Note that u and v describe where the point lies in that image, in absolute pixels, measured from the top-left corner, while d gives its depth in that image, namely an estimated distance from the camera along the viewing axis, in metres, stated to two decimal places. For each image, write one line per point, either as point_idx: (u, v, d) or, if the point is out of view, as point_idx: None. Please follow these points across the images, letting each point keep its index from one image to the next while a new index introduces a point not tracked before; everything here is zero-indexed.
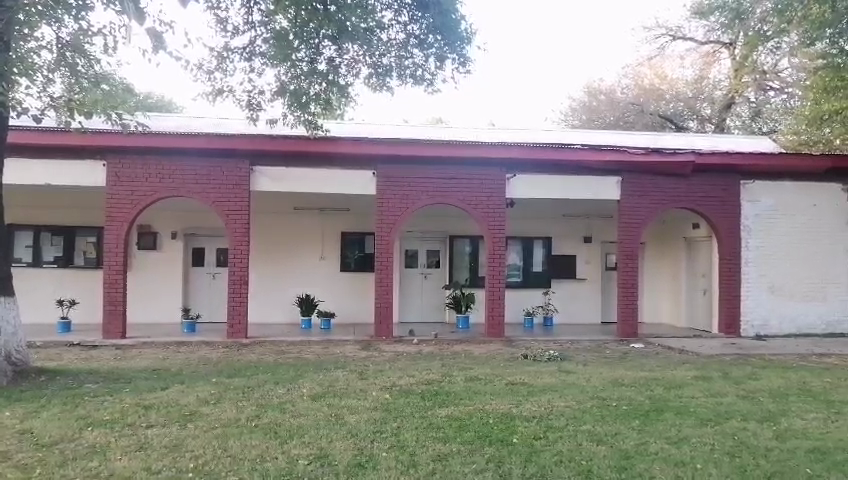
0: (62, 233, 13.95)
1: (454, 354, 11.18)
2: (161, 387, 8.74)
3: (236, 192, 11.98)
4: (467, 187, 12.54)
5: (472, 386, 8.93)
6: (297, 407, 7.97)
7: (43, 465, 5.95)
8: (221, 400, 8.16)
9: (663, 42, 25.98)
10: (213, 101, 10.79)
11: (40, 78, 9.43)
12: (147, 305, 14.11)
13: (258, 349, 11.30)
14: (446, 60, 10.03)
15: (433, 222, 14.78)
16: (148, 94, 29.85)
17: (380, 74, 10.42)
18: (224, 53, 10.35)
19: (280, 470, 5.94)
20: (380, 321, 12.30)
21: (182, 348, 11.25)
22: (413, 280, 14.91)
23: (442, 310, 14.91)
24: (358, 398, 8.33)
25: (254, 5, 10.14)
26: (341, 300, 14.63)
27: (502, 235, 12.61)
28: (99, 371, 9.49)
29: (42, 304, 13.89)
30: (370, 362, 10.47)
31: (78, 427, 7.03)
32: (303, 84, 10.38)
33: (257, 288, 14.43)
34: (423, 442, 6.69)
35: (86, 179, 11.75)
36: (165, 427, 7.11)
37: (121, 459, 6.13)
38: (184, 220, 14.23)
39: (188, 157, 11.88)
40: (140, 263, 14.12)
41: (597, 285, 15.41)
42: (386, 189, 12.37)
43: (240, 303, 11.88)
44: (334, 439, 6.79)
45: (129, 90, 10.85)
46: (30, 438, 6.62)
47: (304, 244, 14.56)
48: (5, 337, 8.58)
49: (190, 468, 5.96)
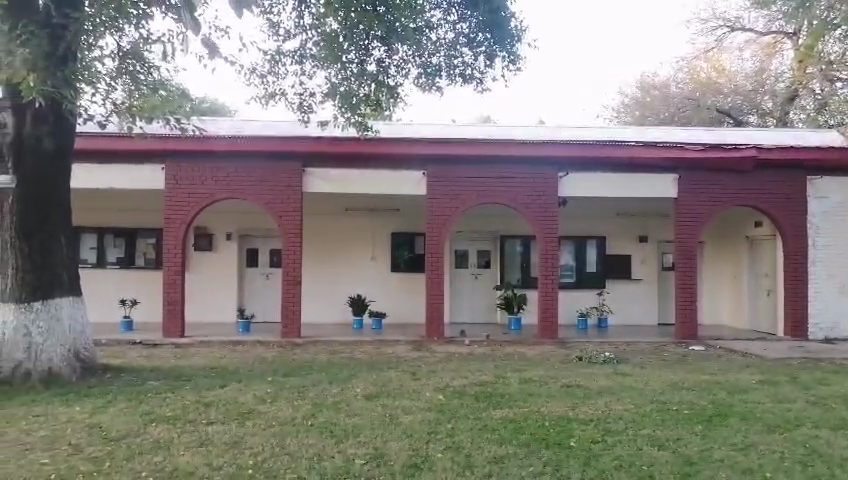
0: (124, 234, 14.46)
1: (507, 355, 11.08)
2: (220, 385, 8.95)
3: (289, 192, 12.15)
4: (518, 186, 12.40)
5: (527, 388, 8.82)
6: (352, 406, 8.02)
7: (112, 458, 6.14)
8: (277, 399, 8.27)
9: (720, 34, 25.13)
10: (266, 104, 10.99)
11: (102, 86, 9.69)
12: (204, 305, 14.48)
13: (311, 348, 11.44)
14: (495, 58, 9.91)
15: (483, 221, 14.70)
16: (204, 100, 30.95)
17: (429, 73, 10.41)
18: (276, 57, 10.52)
19: (337, 469, 5.97)
20: (431, 321, 12.29)
21: (237, 347, 11.49)
22: (464, 280, 14.86)
23: (492, 310, 14.79)
24: (412, 399, 8.33)
25: (305, 9, 10.27)
26: (391, 300, 14.69)
27: (554, 235, 12.43)
28: (160, 368, 9.78)
29: (106, 303, 14.43)
30: (423, 362, 10.46)
31: (143, 422, 7.25)
32: (353, 85, 10.47)
33: (310, 288, 14.63)
34: (479, 444, 6.64)
35: (147, 182, 12.13)
36: (225, 424, 7.26)
37: (184, 455, 6.29)
38: (238, 222, 14.53)
39: (242, 159, 12.10)
40: (198, 264, 14.50)
41: (652, 286, 15.02)
42: (438, 188, 12.35)
43: (293, 303, 12.06)
44: (389, 439, 6.81)
45: (185, 95, 11.09)
46: (99, 432, 6.86)
47: (354, 244, 14.68)
48: (74, 335, 8.92)
49: (250, 465, 6.07)
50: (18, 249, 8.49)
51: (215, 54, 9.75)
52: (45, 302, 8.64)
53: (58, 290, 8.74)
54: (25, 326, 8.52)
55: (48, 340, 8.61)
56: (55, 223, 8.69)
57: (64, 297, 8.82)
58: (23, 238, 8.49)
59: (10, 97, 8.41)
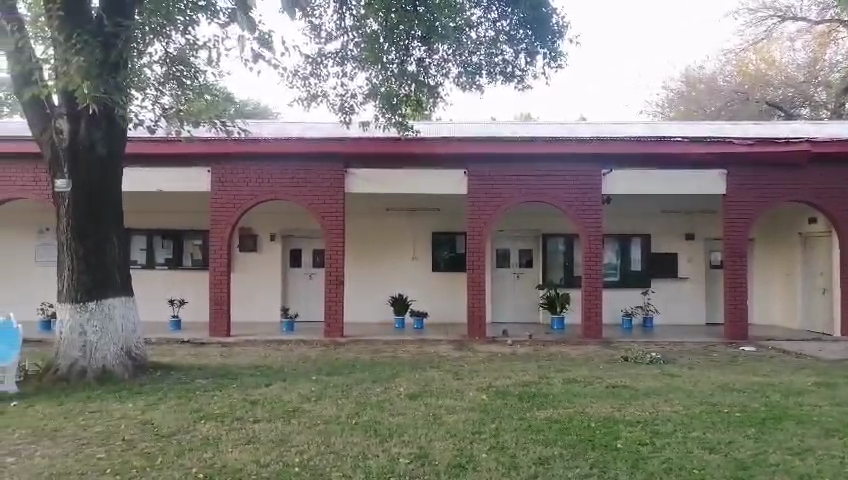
0: (173, 236, 14.84)
1: (550, 355, 10.97)
2: (266, 383, 9.10)
3: (331, 193, 12.28)
4: (561, 184, 12.26)
5: (571, 388, 8.71)
6: (395, 405, 8.05)
7: (163, 454, 6.30)
8: (321, 398, 8.38)
9: (770, 24, 24.38)
10: (308, 106, 11.14)
11: (151, 91, 10.03)
12: (249, 305, 14.76)
13: (353, 347, 11.53)
14: (536, 55, 9.82)
15: (525, 220, 14.59)
16: (249, 103, 31.69)
17: (469, 72, 10.37)
18: (317, 59, 10.66)
19: (382, 468, 6.01)
20: (473, 321, 12.25)
21: (282, 346, 11.66)
22: (506, 279, 14.77)
23: (535, 310, 14.65)
24: (455, 399, 8.32)
25: (346, 10, 10.36)
26: (433, 300, 14.71)
27: (598, 234, 12.25)
28: (208, 367, 10.00)
29: (156, 303, 14.84)
30: (465, 362, 10.44)
31: (193, 419, 7.43)
32: (393, 85, 10.50)
33: (352, 288, 14.75)
34: (523, 444, 6.59)
35: (194, 185, 12.43)
36: (271, 422, 7.37)
37: (232, 452, 6.41)
38: (282, 223, 14.75)
39: (285, 161, 12.29)
40: (243, 264, 14.78)
41: (700, 284, 14.65)
42: (480, 187, 12.31)
43: (336, 302, 12.19)
44: (433, 438, 6.82)
45: (229, 98, 11.34)
46: (151, 429, 7.05)
47: (396, 244, 14.74)
48: (126, 334, 9.17)
49: (296, 462, 6.15)
50: (73, 250, 8.81)
51: (258, 58, 9.96)
52: (99, 301, 8.93)
53: (110, 290, 9.01)
54: (80, 326, 8.84)
55: (102, 338, 8.90)
56: (107, 225, 8.96)
57: (117, 297, 9.10)
58: (78, 240, 8.80)
59: (65, 104, 8.70)
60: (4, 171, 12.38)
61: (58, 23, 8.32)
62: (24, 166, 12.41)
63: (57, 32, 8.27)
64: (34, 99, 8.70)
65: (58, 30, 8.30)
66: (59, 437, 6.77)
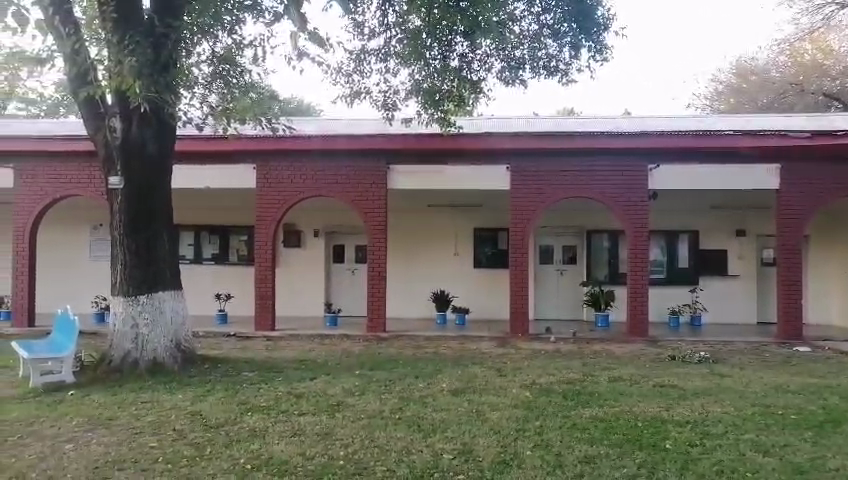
0: (219, 232, 15.16)
1: (595, 353, 10.79)
2: (310, 377, 9.21)
3: (373, 190, 12.35)
4: (606, 180, 12.05)
5: (617, 387, 8.56)
6: (438, 401, 8.06)
7: (212, 444, 6.44)
8: (365, 392, 8.43)
9: (828, 12, 23.44)
10: (351, 103, 11.22)
11: (199, 90, 10.22)
12: (293, 299, 14.97)
13: (395, 343, 11.57)
14: (580, 49, 9.64)
15: (569, 216, 14.42)
16: (294, 102, 32.22)
17: (512, 67, 10.29)
18: (360, 56, 10.71)
19: (425, 463, 6.01)
20: (515, 317, 12.15)
21: (325, 341, 11.80)
22: (549, 276, 14.61)
23: (578, 307, 14.46)
24: (498, 395, 8.26)
25: (389, 7, 10.39)
26: (475, 296, 14.66)
27: (645, 230, 12.00)
28: (254, 361, 10.18)
29: (203, 297, 15.19)
30: (508, 359, 10.37)
31: (239, 411, 7.56)
32: (436, 82, 10.51)
33: (394, 284, 14.82)
34: (568, 442, 6.50)
35: (240, 181, 12.66)
36: (315, 416, 7.46)
37: (278, 444, 6.50)
38: (325, 219, 14.91)
39: (328, 158, 12.41)
40: (287, 260, 15.00)
41: (751, 282, 14.21)
42: (523, 183, 12.19)
43: (378, 298, 12.26)
44: (476, 435, 6.79)
45: (274, 96, 11.54)
46: (199, 420, 7.20)
47: (438, 241, 14.74)
48: (175, 327, 9.42)
49: (341, 456, 6.20)
50: (125, 246, 9.07)
51: (303, 56, 10.09)
52: (149, 295, 9.17)
53: (160, 285, 9.25)
54: (132, 319, 9.09)
55: (153, 331, 9.15)
56: (157, 221, 9.21)
57: (167, 291, 9.33)
58: (130, 236, 9.05)
59: (118, 104, 8.92)
60: (60, 169, 12.84)
61: (112, 25, 8.48)
62: (79, 165, 12.84)
63: (111, 33, 8.43)
64: (88, 99, 8.94)
65: (113, 31, 8.44)
66: (113, 426, 6.99)
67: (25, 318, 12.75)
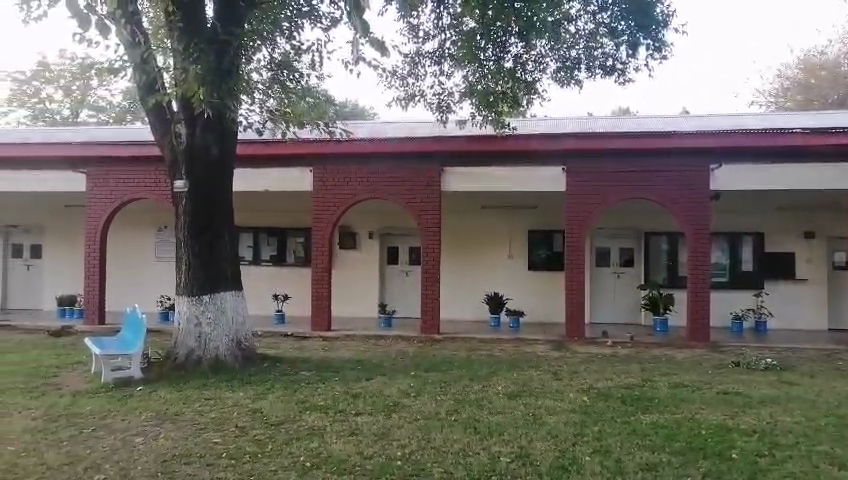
0: (277, 233, 15.51)
1: (654, 358, 10.54)
2: (366, 377, 9.32)
3: (427, 191, 12.41)
4: (665, 181, 11.77)
5: (679, 393, 8.35)
6: (495, 404, 8.03)
7: (273, 442, 6.59)
8: (421, 393, 8.48)
9: None
10: (406, 106, 11.30)
11: (258, 96, 10.45)
12: (348, 300, 15.17)
13: (449, 345, 11.59)
14: (638, 47, 9.44)
15: (625, 218, 14.16)
16: (348, 106, 32.96)
17: (568, 67, 10.15)
18: (415, 59, 10.79)
19: (482, 465, 6.01)
20: (571, 320, 11.99)
21: (380, 341, 11.94)
22: (605, 278, 14.35)
23: (636, 311, 14.15)
24: (555, 399, 8.17)
25: (443, 10, 10.43)
26: (529, 298, 14.54)
27: (706, 232, 11.66)
28: (312, 360, 10.37)
29: (261, 297, 15.57)
30: (564, 362, 10.25)
31: (298, 409, 7.72)
32: (490, 83, 10.48)
33: (448, 285, 14.83)
34: (629, 449, 6.38)
35: (297, 184, 12.92)
36: (372, 416, 7.55)
37: (337, 443, 6.61)
38: (380, 220, 15.07)
39: (383, 161, 12.53)
40: (343, 262, 15.22)
41: (821, 286, 13.61)
42: (578, 185, 12.04)
43: (432, 299, 12.30)
44: (533, 439, 6.74)
45: (330, 100, 11.75)
46: (261, 417, 7.39)
47: (491, 243, 14.69)
48: (237, 326, 9.69)
49: (398, 456, 6.26)
50: (189, 247, 9.40)
51: (360, 60, 10.26)
52: (212, 295, 9.47)
53: (222, 285, 9.54)
54: (196, 318, 9.40)
55: (215, 330, 9.44)
56: (220, 222, 9.51)
57: (228, 291, 9.61)
58: (194, 238, 9.38)
59: (183, 110, 9.23)
60: (128, 174, 13.40)
61: (177, 33, 8.74)
62: (146, 169, 13.37)
63: (177, 41, 8.71)
64: (156, 105, 9.29)
65: (179, 39, 8.71)
66: (179, 421, 7.25)
67: (97, 315, 13.36)
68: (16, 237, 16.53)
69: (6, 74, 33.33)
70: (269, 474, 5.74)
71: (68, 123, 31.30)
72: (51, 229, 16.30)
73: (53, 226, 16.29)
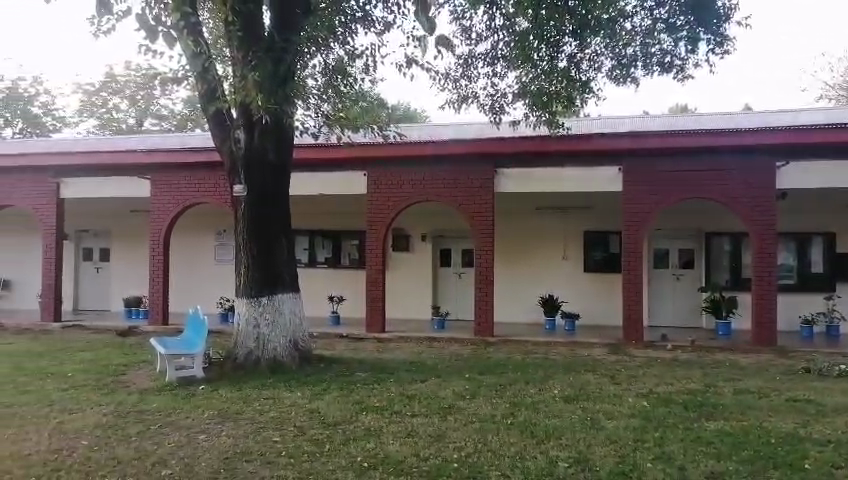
0: (331, 236, 15.75)
1: (717, 362, 10.19)
2: (421, 379, 9.34)
3: (480, 193, 12.37)
4: (727, 180, 11.39)
5: (744, 399, 8.04)
6: (551, 407, 7.92)
7: (330, 442, 6.68)
8: (476, 396, 8.44)
9: None
10: (459, 108, 11.30)
11: (312, 101, 10.62)
12: (402, 302, 15.26)
13: (504, 347, 11.50)
14: (698, 42, 9.15)
15: (685, 218, 13.76)
16: (400, 108, 33.37)
17: (624, 65, 9.93)
18: (468, 61, 10.77)
19: (540, 469, 5.94)
20: (629, 323, 11.73)
21: (433, 343, 11.96)
22: (664, 281, 13.98)
23: (697, 314, 13.72)
24: (613, 404, 7.99)
25: (496, 10, 10.38)
26: (585, 301, 14.30)
27: (771, 232, 11.23)
28: (367, 361, 10.49)
29: (317, 299, 15.83)
30: (622, 366, 10.02)
31: (354, 410, 7.81)
32: (543, 83, 10.37)
33: (501, 288, 14.73)
34: (693, 456, 6.19)
35: (351, 187, 13.10)
36: (428, 417, 7.56)
37: (394, 443, 6.65)
38: (432, 223, 15.11)
39: (436, 163, 12.56)
40: (396, 264, 15.32)
41: None
42: (635, 185, 11.79)
43: (486, 301, 12.24)
44: (592, 444, 6.60)
45: (383, 103, 11.85)
46: (318, 418, 7.50)
47: (545, 244, 14.52)
48: (294, 327, 9.87)
49: (455, 458, 6.24)
50: (248, 249, 9.64)
51: (413, 62, 10.33)
52: (270, 297, 9.68)
53: (280, 286, 9.75)
54: (255, 320, 9.62)
55: (273, 331, 9.63)
56: (277, 226, 9.72)
57: (286, 293, 9.81)
58: (252, 240, 9.62)
59: (241, 116, 9.49)
60: (189, 179, 13.86)
61: (236, 42, 8.96)
62: (206, 174, 13.81)
63: (237, 50, 8.97)
64: (216, 112, 9.58)
65: (239, 48, 8.95)
66: (240, 420, 7.43)
67: (161, 316, 13.86)
68: (87, 241, 17.33)
69: (77, 86, 35.09)
70: (327, 474, 5.82)
71: (133, 131, 32.73)
72: (118, 234, 17.02)
73: (120, 231, 17.01)
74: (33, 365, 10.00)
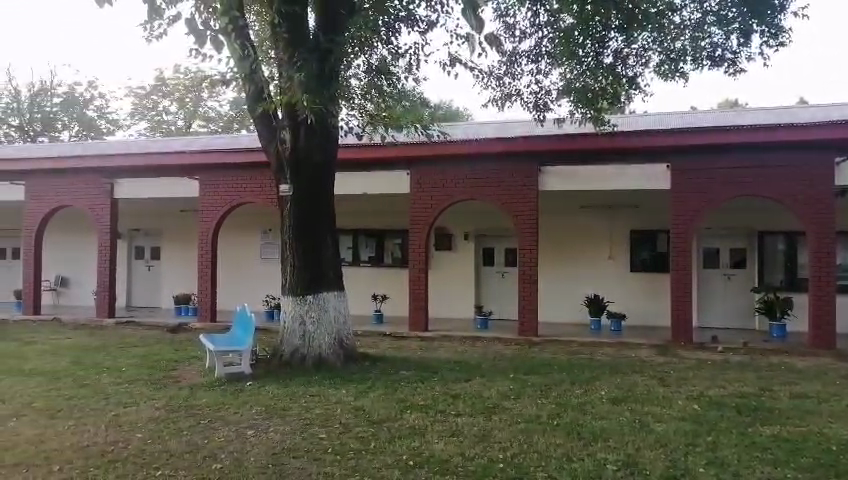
0: (375, 235, 15.85)
1: (772, 365, 9.86)
2: (465, 378, 9.31)
3: (524, 192, 12.26)
4: (781, 176, 11.01)
5: (802, 404, 7.74)
6: (598, 408, 7.79)
7: (375, 439, 6.71)
8: (520, 396, 8.36)
9: None
10: (502, 106, 11.21)
11: (355, 101, 10.68)
12: (445, 301, 15.25)
13: (548, 348, 11.36)
14: (751, 35, 8.87)
15: (736, 216, 13.36)
16: (442, 105, 33.34)
17: (672, 59, 9.68)
18: (512, 58, 10.68)
19: (588, 471, 5.85)
20: (678, 324, 11.45)
21: (477, 343, 11.90)
22: (714, 280, 13.61)
23: (749, 315, 13.31)
24: (663, 406, 7.81)
25: (540, 7, 10.26)
26: (631, 301, 14.03)
27: (829, 231, 10.81)
28: (411, 360, 10.52)
29: (360, 297, 15.94)
30: (671, 368, 9.78)
31: (399, 409, 7.82)
32: (589, 80, 10.18)
33: (545, 288, 14.57)
34: (748, 462, 5.99)
35: (394, 187, 13.15)
36: (473, 417, 7.52)
37: (438, 443, 6.64)
38: (476, 222, 15.05)
39: (479, 162, 12.50)
40: (439, 263, 15.32)
41: None
42: (684, 182, 11.50)
43: (530, 301, 12.12)
44: (641, 447, 6.47)
45: (426, 102, 11.84)
46: (363, 415, 7.55)
47: (591, 244, 14.30)
48: (339, 326, 9.96)
49: (500, 459, 6.20)
50: (294, 248, 9.76)
51: (456, 61, 10.31)
52: (315, 295, 9.79)
53: (325, 284, 9.85)
54: (301, 318, 9.74)
55: (318, 329, 9.74)
56: (322, 224, 9.82)
57: (331, 291, 9.91)
58: (298, 239, 9.73)
59: (287, 117, 9.61)
60: (236, 179, 14.14)
61: (282, 44, 9.07)
62: (252, 174, 14.06)
63: (283, 52, 9.07)
64: (263, 113, 9.72)
65: (285, 49, 9.06)
66: (287, 416, 7.54)
67: (209, 313, 14.17)
68: (138, 240, 17.89)
69: (129, 90, 36.19)
70: (373, 472, 5.84)
71: (182, 133, 33.54)
72: (168, 233, 17.49)
73: (170, 230, 17.48)
74: (88, 360, 10.36)
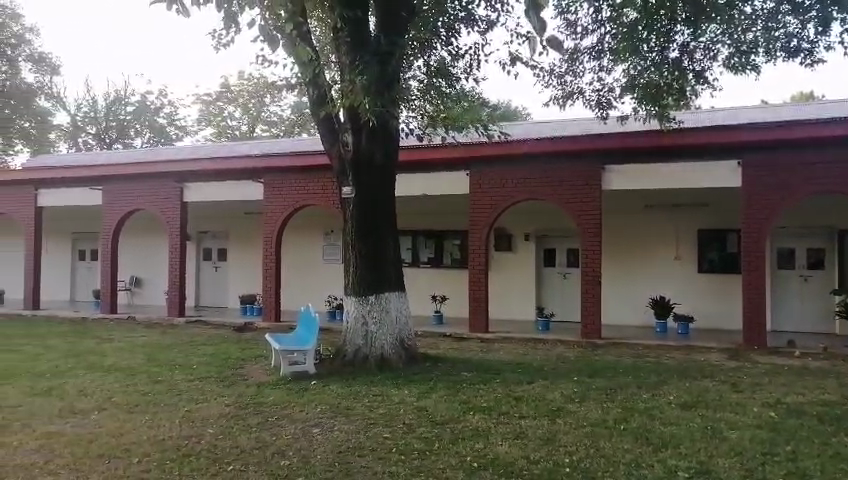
0: (434, 236, 15.90)
1: None
2: (527, 380, 9.22)
3: (587, 191, 12.03)
4: None
5: None
6: (667, 414, 7.55)
7: (439, 440, 6.71)
8: (585, 399, 8.21)
9: None
10: (563, 104, 11.04)
11: (415, 102, 10.71)
12: (505, 303, 15.13)
13: (612, 351, 11.11)
14: (831, 23, 8.43)
15: (813, 214, 12.73)
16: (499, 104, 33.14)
17: (743, 52, 9.31)
18: (573, 56, 10.51)
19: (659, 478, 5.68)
20: (750, 327, 11.00)
21: (538, 345, 11.75)
22: (789, 282, 13.01)
23: (828, 318, 12.66)
24: (737, 413, 7.50)
25: (602, 3, 10.06)
26: (700, 303, 13.56)
27: None
28: (472, 361, 10.49)
29: (420, 298, 16.02)
30: (744, 373, 9.39)
31: (461, 410, 7.80)
32: (654, 76, 9.89)
33: (609, 289, 14.27)
34: (832, 474, 5.68)
35: (453, 187, 13.15)
36: (536, 420, 7.43)
37: (502, 445, 6.58)
38: (536, 222, 14.88)
39: (539, 161, 12.35)
40: (499, 264, 15.22)
41: None
42: (757, 180, 11.04)
43: (593, 302, 11.87)
44: (715, 454, 6.23)
45: (485, 102, 11.78)
46: (426, 416, 7.57)
47: (656, 243, 13.91)
48: (401, 326, 10.03)
49: (566, 463, 6.09)
50: (355, 249, 9.87)
51: (516, 59, 10.23)
52: (377, 296, 9.88)
53: (386, 285, 9.94)
54: (363, 318, 9.85)
55: (381, 329, 9.84)
56: (383, 226, 9.90)
57: (392, 291, 9.99)
58: (360, 240, 9.84)
59: (349, 120, 9.72)
60: (299, 182, 14.45)
61: (345, 48, 9.21)
62: (314, 176, 14.33)
63: (346, 56, 9.20)
64: (326, 116, 9.85)
65: (347, 53, 9.20)
66: (351, 415, 7.64)
67: (273, 313, 14.52)
68: (206, 242, 18.52)
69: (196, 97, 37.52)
70: (438, 472, 5.85)
71: (246, 137, 34.48)
72: (234, 235, 18.03)
73: (235, 232, 18.01)
74: (162, 358, 10.77)
